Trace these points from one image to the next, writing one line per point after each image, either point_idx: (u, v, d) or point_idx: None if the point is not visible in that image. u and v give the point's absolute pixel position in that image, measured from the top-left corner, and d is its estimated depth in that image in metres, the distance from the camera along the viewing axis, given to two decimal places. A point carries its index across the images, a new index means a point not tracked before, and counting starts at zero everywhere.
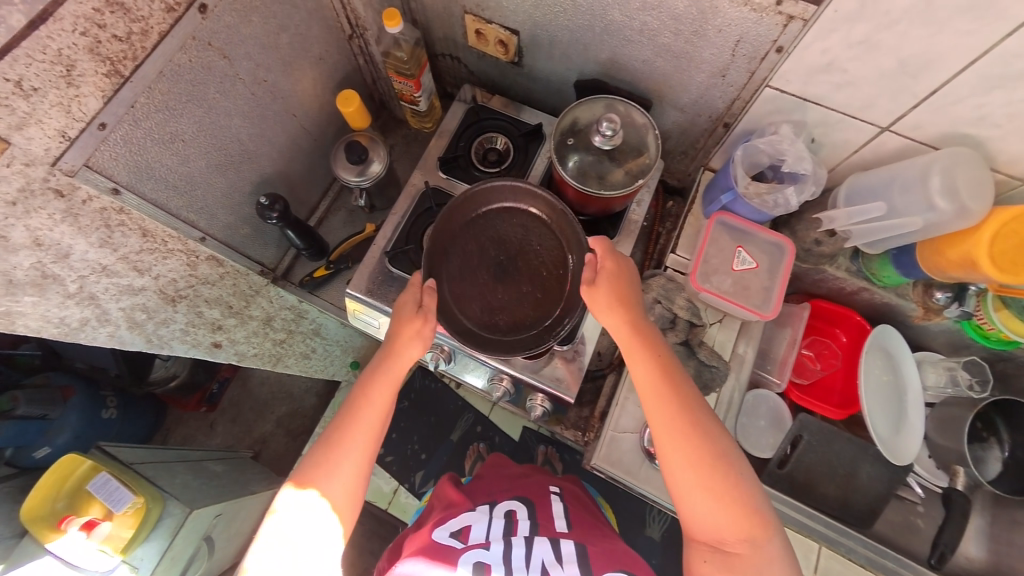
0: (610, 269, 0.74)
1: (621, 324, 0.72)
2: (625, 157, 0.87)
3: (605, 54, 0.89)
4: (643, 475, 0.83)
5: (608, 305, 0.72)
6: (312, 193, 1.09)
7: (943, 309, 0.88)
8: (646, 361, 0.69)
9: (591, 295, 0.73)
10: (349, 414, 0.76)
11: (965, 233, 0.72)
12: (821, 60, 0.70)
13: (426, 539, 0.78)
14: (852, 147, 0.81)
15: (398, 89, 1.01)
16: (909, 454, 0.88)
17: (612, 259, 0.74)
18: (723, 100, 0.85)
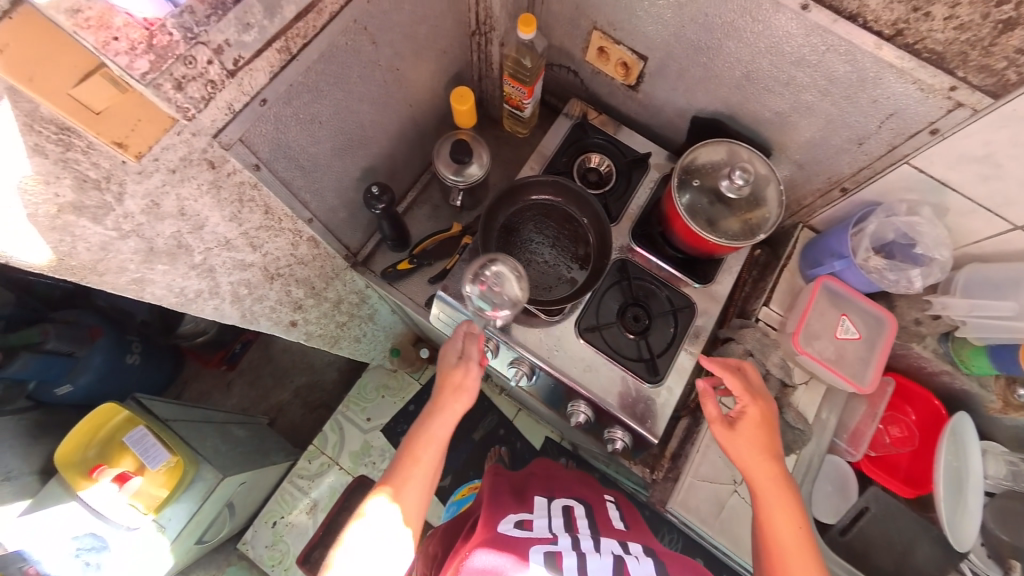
0: (754, 414, 0.71)
1: (766, 463, 0.70)
2: (742, 206, 0.86)
3: (736, 98, 0.88)
4: (719, 526, 0.87)
5: (749, 441, 0.71)
6: (401, 183, 1.07)
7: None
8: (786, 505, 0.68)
9: (732, 431, 0.72)
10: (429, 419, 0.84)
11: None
12: (977, 151, 0.70)
13: (491, 529, 0.76)
14: (975, 236, 0.80)
15: (508, 93, 1.00)
16: (968, 539, 0.88)
17: (756, 401, 0.72)
18: (850, 166, 0.84)
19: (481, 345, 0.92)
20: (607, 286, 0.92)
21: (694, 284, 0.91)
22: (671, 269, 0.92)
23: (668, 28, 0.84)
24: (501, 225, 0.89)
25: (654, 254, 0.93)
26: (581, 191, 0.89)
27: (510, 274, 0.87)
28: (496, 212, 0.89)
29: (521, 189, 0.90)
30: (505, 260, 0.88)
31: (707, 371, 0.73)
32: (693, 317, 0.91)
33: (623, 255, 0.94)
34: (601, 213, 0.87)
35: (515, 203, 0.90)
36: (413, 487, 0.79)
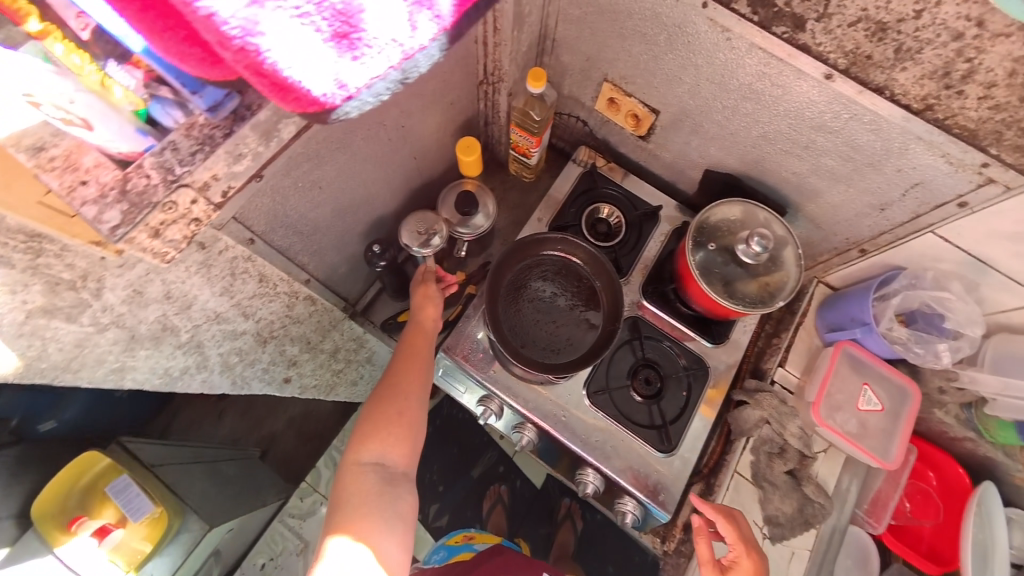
0: (745, 565, 0.69)
1: None
2: (760, 269, 0.82)
3: (752, 156, 0.85)
4: None
5: None
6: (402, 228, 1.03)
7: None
8: None
9: None
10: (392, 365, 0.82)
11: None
12: (1008, 227, 0.67)
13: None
14: (1002, 306, 0.77)
15: (516, 141, 0.97)
16: None
17: (750, 553, 0.70)
18: (870, 230, 0.81)
19: (484, 408, 0.87)
20: (618, 343, 0.87)
21: (706, 344, 0.88)
22: (682, 327, 0.88)
23: (683, 86, 0.81)
24: (508, 284, 0.85)
25: (667, 312, 0.89)
26: (592, 249, 0.85)
27: (519, 338, 0.82)
28: (501, 270, 0.85)
29: (527, 246, 0.86)
30: (513, 322, 0.83)
31: (704, 511, 0.71)
32: (707, 379, 0.86)
33: (636, 313, 0.91)
34: (613, 273, 0.84)
35: (524, 261, 0.86)
36: (388, 442, 0.75)
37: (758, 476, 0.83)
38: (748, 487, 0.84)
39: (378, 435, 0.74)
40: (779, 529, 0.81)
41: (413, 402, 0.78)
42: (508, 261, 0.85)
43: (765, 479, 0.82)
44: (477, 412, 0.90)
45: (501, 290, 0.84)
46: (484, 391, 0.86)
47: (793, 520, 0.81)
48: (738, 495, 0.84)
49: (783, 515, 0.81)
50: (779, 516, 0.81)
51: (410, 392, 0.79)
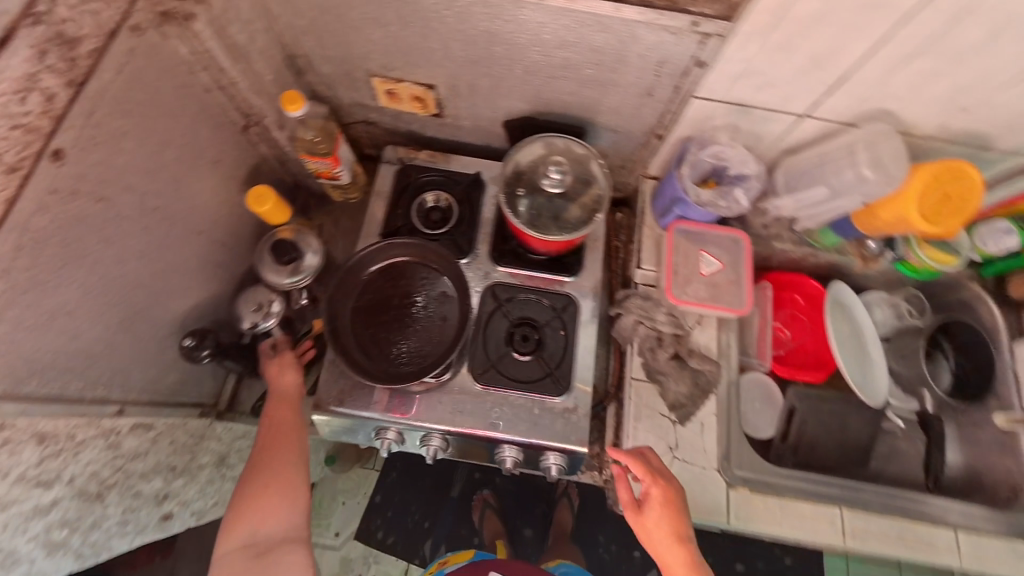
0: (657, 495, 0.69)
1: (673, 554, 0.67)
2: (576, 191, 0.85)
3: (531, 93, 0.87)
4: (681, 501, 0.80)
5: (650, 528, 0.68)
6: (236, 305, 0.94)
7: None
8: None
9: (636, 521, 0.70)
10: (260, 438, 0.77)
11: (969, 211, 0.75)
12: (739, 68, 0.73)
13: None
14: (779, 136, 0.85)
15: (313, 169, 0.90)
16: (881, 390, 0.96)
17: (658, 481, 0.70)
18: (654, 115, 0.86)
19: (382, 440, 0.80)
20: (486, 316, 0.87)
21: (567, 280, 0.90)
22: (541, 274, 0.90)
23: (436, 53, 0.81)
24: (351, 313, 0.80)
25: (521, 267, 0.90)
26: (419, 242, 0.82)
27: (382, 362, 0.77)
28: (337, 303, 0.79)
29: (353, 268, 0.81)
30: (371, 348, 0.78)
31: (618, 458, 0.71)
32: (578, 309, 0.88)
33: (493, 280, 0.90)
34: (448, 255, 0.81)
35: (358, 284, 0.81)
36: (257, 513, 0.68)
37: (651, 372, 0.85)
38: (646, 387, 0.84)
39: (248, 510, 0.68)
40: (684, 409, 0.84)
41: (284, 464, 0.72)
42: (341, 291, 0.80)
43: (656, 371, 0.85)
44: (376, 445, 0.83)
45: (348, 321, 0.79)
46: (373, 423, 0.80)
47: (692, 396, 0.85)
48: (640, 398, 0.83)
49: (683, 397, 0.85)
50: (681, 400, 0.84)
51: (276, 454, 0.73)
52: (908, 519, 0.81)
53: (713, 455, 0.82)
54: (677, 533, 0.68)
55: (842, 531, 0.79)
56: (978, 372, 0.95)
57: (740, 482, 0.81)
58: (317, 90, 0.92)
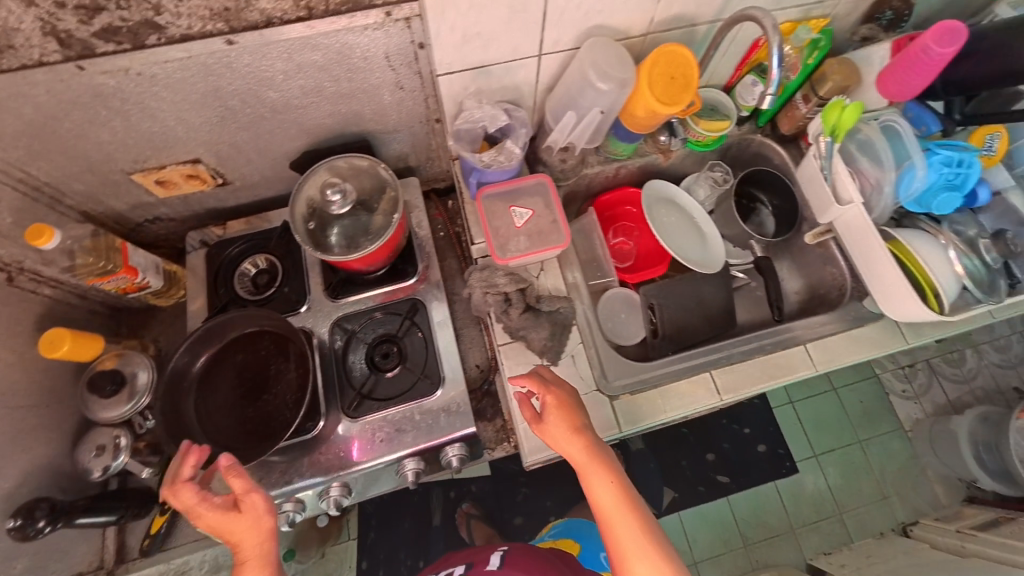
0: (553, 403, 0.76)
1: (580, 449, 0.73)
2: (373, 201, 0.89)
3: (296, 127, 0.88)
4: None
5: (558, 436, 0.74)
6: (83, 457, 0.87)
7: (760, 105, 0.80)
8: (607, 479, 0.71)
9: (543, 430, 0.76)
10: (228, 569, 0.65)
11: (693, 79, 0.83)
12: (456, 36, 0.76)
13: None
14: (534, 81, 0.89)
15: (114, 288, 0.88)
16: (717, 257, 1.08)
17: (551, 390, 0.77)
18: (419, 103, 0.90)
19: (281, 515, 0.80)
20: (342, 350, 0.89)
21: (412, 281, 0.94)
22: (385, 287, 0.93)
23: (179, 127, 0.80)
24: (195, 413, 0.76)
25: (362, 289, 0.93)
26: (231, 316, 0.79)
27: (250, 439, 0.77)
28: (172, 414, 0.74)
29: (174, 373, 0.76)
30: (234, 433, 0.77)
31: (515, 380, 0.79)
32: (428, 309, 0.92)
33: (338, 313, 0.92)
34: (272, 312, 0.80)
35: (190, 382, 0.77)
36: None
37: (513, 331, 0.91)
38: (512, 347, 0.91)
39: None
40: (553, 349, 0.90)
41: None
42: (169, 400, 0.75)
43: (517, 329, 0.91)
44: (277, 522, 0.81)
45: (195, 424, 0.76)
46: (264, 504, 0.79)
47: (557, 337, 0.91)
48: (510, 359, 0.90)
49: (549, 341, 0.90)
50: (547, 344, 0.90)
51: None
52: (768, 352, 0.93)
53: (589, 378, 0.89)
54: (579, 429, 0.75)
55: (717, 391, 0.89)
56: (788, 207, 1.08)
57: (622, 391, 0.88)
58: (87, 205, 0.89)
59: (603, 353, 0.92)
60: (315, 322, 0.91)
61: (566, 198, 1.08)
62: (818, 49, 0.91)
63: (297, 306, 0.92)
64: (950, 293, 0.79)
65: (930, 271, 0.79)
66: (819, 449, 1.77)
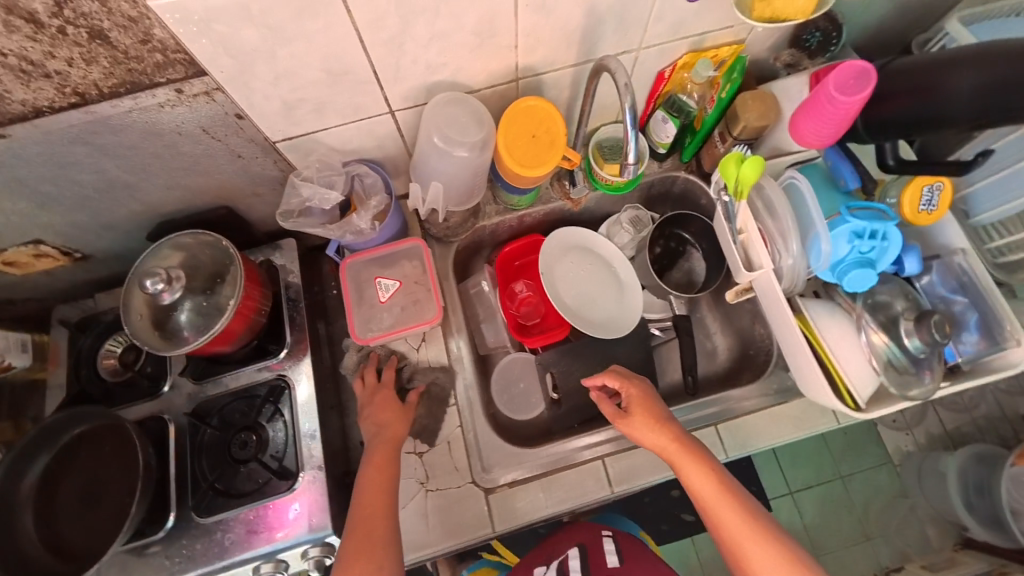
0: (638, 395, 0.75)
1: (671, 443, 0.70)
2: (218, 275, 0.80)
3: (136, 202, 0.81)
4: (443, 534, 0.75)
5: (642, 428, 0.72)
6: None
7: (623, 175, 0.76)
8: (702, 471, 0.67)
9: (625, 427, 0.73)
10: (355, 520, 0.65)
11: (559, 136, 0.74)
12: (275, 104, 0.66)
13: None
14: (394, 136, 0.79)
15: None
16: (635, 310, 0.92)
17: (635, 383, 0.77)
18: (271, 167, 0.81)
19: None
20: (195, 439, 0.81)
21: (276, 360, 0.85)
22: (244, 369, 0.85)
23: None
24: (33, 532, 0.72)
25: (225, 370, 0.85)
26: (49, 423, 0.74)
27: (101, 541, 0.73)
28: (6, 539, 0.70)
29: (1, 495, 0.71)
30: (87, 539, 0.73)
31: (594, 377, 0.77)
32: (294, 389, 0.84)
33: (197, 397, 0.85)
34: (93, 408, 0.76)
35: (21, 501, 0.72)
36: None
37: None
38: None
39: None
40: (426, 433, 0.80)
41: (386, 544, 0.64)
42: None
43: None
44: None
45: (35, 542, 0.71)
46: None
47: (432, 418, 0.82)
48: None
49: (424, 425, 0.81)
50: (422, 429, 0.80)
51: (383, 501, 0.67)
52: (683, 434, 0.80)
53: (466, 469, 0.78)
54: (666, 421, 0.73)
55: (607, 483, 0.79)
56: (715, 251, 0.95)
57: (501, 483, 0.78)
58: None
59: (483, 437, 0.81)
60: (175, 406, 0.85)
61: (464, 252, 0.97)
62: (730, 82, 0.82)
63: (160, 386, 0.87)
64: (863, 389, 0.66)
65: (837, 360, 0.67)
66: (797, 485, 1.43)
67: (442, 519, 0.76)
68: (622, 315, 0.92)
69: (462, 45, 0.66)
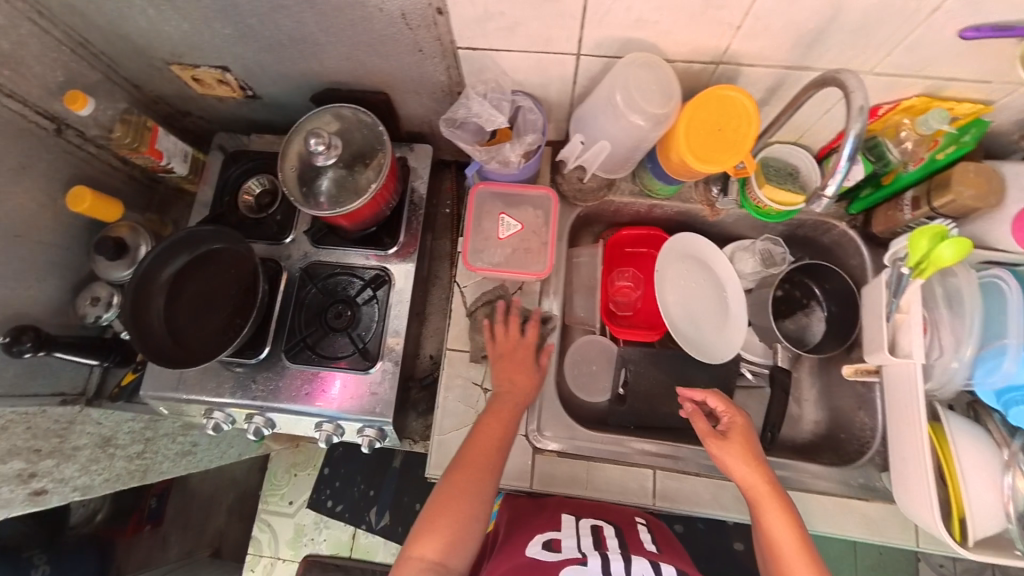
0: (741, 425, 0.72)
1: (762, 479, 0.67)
2: (366, 157, 0.84)
3: (313, 64, 0.86)
4: None
5: (734, 456, 0.69)
6: (78, 302, 0.98)
7: (810, 205, 0.64)
8: (786, 517, 0.64)
9: (718, 451, 0.70)
10: (467, 452, 0.69)
11: (747, 138, 0.68)
12: (475, 10, 0.66)
13: (516, 555, 0.64)
14: (567, 79, 0.77)
15: (143, 164, 1.02)
16: (731, 346, 0.84)
17: (740, 412, 0.73)
18: (440, 71, 0.82)
19: (210, 420, 0.87)
20: (301, 295, 0.89)
21: (387, 254, 0.91)
22: (358, 250, 0.91)
23: (205, 33, 0.81)
24: (157, 314, 0.82)
25: (340, 244, 0.91)
26: (198, 231, 0.85)
27: (203, 346, 0.82)
28: (136, 311, 0.80)
29: (145, 274, 0.82)
30: (191, 339, 0.83)
31: (695, 391, 0.74)
32: (393, 285, 0.89)
33: (310, 258, 0.92)
34: (228, 230, 0.84)
35: (157, 285, 0.83)
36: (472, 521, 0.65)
37: (458, 338, 0.84)
38: (459, 356, 0.83)
39: (430, 526, 0.63)
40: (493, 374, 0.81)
41: (484, 485, 0.67)
42: (137, 293, 0.80)
43: (465, 337, 0.84)
44: (206, 422, 0.88)
45: (155, 322, 0.82)
46: (200, 403, 0.86)
47: None
48: (451, 367, 0.82)
49: None
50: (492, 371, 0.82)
51: (494, 447, 0.70)
52: None
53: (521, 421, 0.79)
54: (759, 458, 0.69)
55: (650, 495, 0.76)
56: (845, 319, 0.85)
57: (550, 447, 0.79)
58: (137, 84, 0.98)
59: (546, 401, 0.82)
60: (289, 259, 0.92)
61: (583, 219, 0.95)
62: (956, 145, 0.71)
63: (283, 237, 0.94)
64: (983, 527, 0.59)
65: (964, 488, 0.60)
66: None
67: None
68: (714, 345, 0.86)
69: (682, 6, 0.61)
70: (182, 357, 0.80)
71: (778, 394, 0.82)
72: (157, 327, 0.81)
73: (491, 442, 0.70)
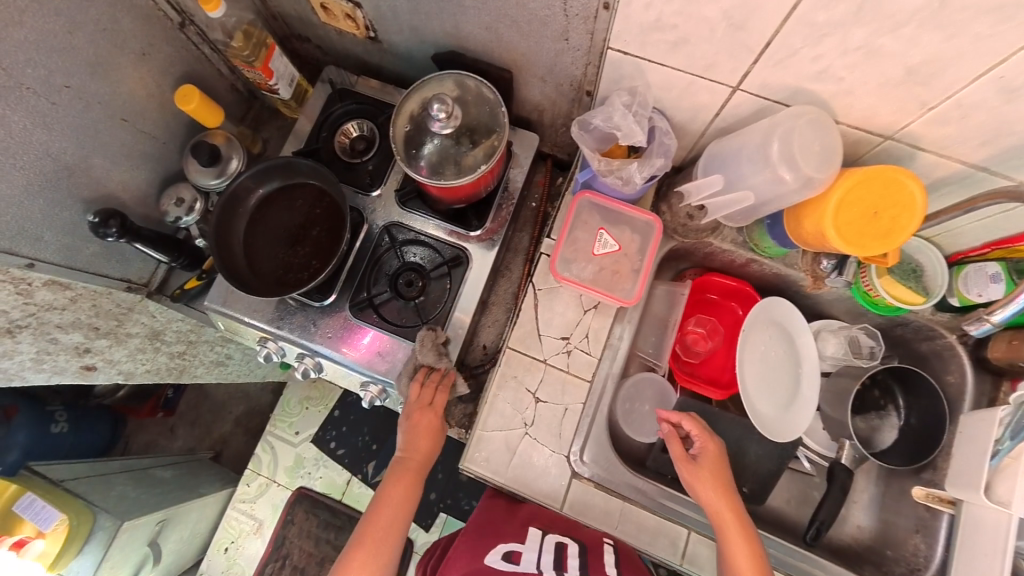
0: (713, 451, 0.71)
1: (729, 510, 0.67)
2: (478, 136, 0.81)
3: (449, 24, 0.82)
4: (512, 474, 0.76)
5: (705, 481, 0.69)
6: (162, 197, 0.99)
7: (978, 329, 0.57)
8: (749, 550, 0.64)
9: (687, 473, 0.70)
10: (369, 519, 0.78)
11: (900, 232, 0.63)
12: (648, 16, 0.60)
13: (474, 559, 0.69)
14: (712, 109, 0.71)
15: (252, 78, 0.99)
16: (794, 429, 0.79)
17: (713, 439, 0.72)
18: (577, 66, 0.77)
19: (263, 347, 0.88)
20: (379, 252, 0.88)
21: (470, 234, 0.88)
22: (442, 223, 0.89)
23: None
24: (238, 233, 0.82)
25: (426, 212, 0.89)
26: (298, 162, 0.83)
27: (272, 278, 0.83)
28: (220, 226, 0.80)
29: (238, 189, 0.81)
30: (262, 266, 0.83)
31: (675, 413, 0.72)
32: (468, 268, 0.87)
33: (394, 218, 0.90)
34: (325, 171, 0.83)
35: (246, 205, 0.82)
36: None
37: (520, 340, 0.82)
38: (518, 358, 0.81)
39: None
40: (549, 387, 0.79)
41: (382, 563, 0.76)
42: (227, 208, 0.80)
43: (529, 344, 0.81)
44: (260, 350, 0.90)
45: (237, 241, 0.82)
46: (257, 329, 0.87)
47: (562, 378, 0.80)
48: (509, 367, 0.80)
49: (553, 382, 0.80)
50: (549, 384, 0.80)
51: (395, 523, 0.78)
52: None
53: (565, 441, 0.77)
54: (728, 488, 0.69)
55: (679, 554, 0.74)
56: (925, 436, 0.79)
57: (587, 476, 0.77)
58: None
59: (593, 428, 0.79)
60: (374, 214, 0.91)
61: (674, 254, 0.90)
62: None
63: (372, 189, 0.92)
64: None
65: None
66: None
67: (521, 462, 0.77)
68: (774, 421, 0.82)
69: (882, 70, 0.54)
70: (251, 283, 0.81)
71: (834, 492, 0.77)
72: (236, 248, 0.82)
73: (386, 525, 0.77)
